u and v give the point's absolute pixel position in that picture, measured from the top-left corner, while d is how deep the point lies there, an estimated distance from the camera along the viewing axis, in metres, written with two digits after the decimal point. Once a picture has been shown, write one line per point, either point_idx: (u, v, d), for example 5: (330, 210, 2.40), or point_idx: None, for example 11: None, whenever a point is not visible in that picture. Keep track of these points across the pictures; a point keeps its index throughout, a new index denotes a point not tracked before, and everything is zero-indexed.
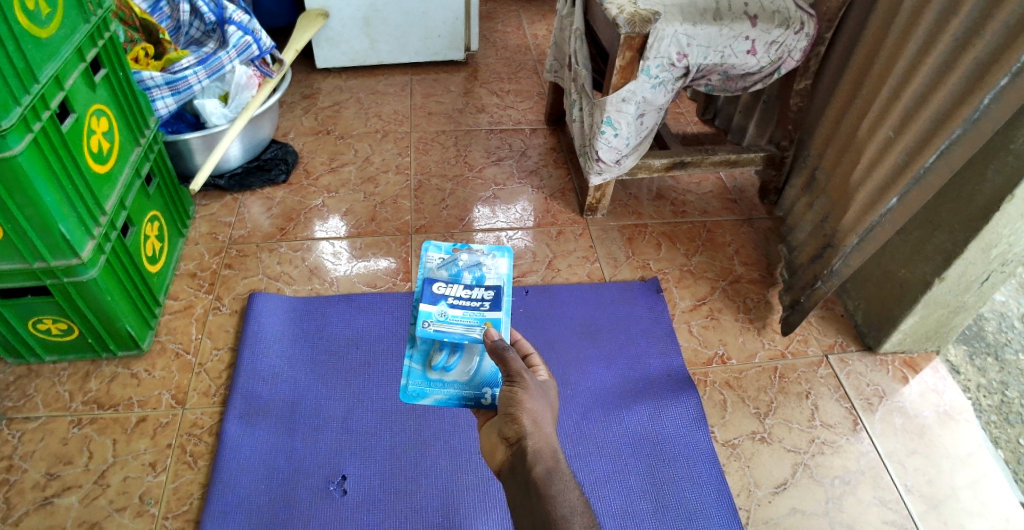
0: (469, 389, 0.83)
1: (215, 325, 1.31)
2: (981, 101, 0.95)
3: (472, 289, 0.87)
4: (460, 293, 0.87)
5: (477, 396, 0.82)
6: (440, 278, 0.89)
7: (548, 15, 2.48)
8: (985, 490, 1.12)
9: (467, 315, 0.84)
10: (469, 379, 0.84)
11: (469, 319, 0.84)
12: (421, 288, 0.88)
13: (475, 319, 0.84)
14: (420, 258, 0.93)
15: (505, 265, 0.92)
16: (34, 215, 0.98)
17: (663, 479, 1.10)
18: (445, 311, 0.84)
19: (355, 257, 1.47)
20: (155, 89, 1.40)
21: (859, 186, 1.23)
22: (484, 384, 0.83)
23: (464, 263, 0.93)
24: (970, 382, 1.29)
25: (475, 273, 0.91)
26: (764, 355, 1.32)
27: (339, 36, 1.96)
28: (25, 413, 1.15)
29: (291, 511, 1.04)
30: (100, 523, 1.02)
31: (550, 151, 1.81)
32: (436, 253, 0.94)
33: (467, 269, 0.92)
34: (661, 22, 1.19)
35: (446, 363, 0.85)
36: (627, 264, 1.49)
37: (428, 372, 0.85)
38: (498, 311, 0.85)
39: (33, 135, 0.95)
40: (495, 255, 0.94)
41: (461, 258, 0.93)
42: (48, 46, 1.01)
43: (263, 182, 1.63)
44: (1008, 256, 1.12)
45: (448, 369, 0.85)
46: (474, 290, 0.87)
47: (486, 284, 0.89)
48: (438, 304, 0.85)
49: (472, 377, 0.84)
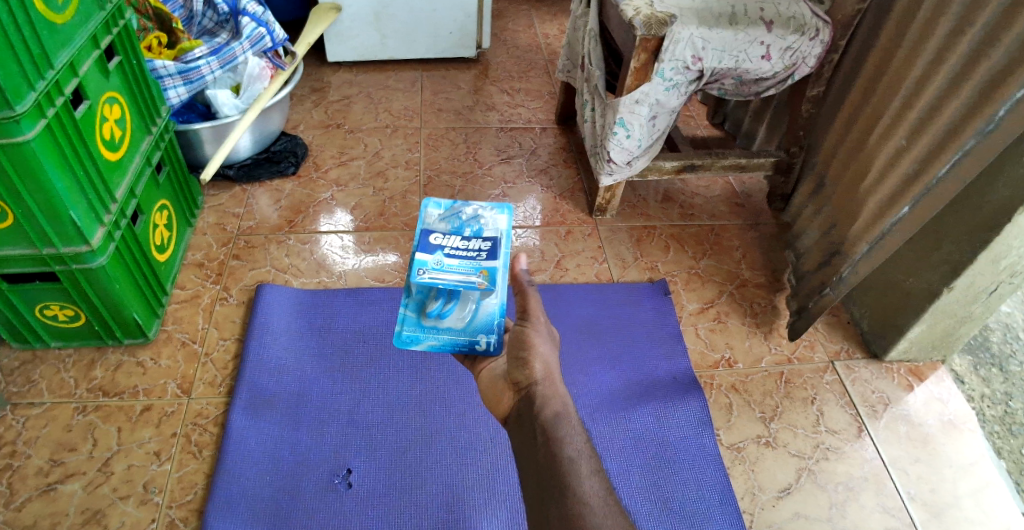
0: (465, 336, 0.83)
1: (221, 316, 1.31)
2: (995, 113, 0.96)
3: (470, 241, 0.86)
4: (457, 245, 0.86)
5: (473, 342, 0.83)
6: (438, 229, 0.88)
7: (559, 15, 2.48)
8: (988, 500, 1.12)
9: (464, 263, 0.83)
10: (464, 325, 0.84)
11: (465, 268, 0.83)
12: (417, 237, 0.87)
13: (471, 268, 0.83)
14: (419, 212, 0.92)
15: (505, 220, 0.90)
16: (44, 201, 0.98)
17: (669, 481, 1.10)
18: (441, 260, 0.83)
19: (363, 252, 1.47)
20: (167, 78, 1.39)
21: (868, 194, 1.23)
22: (479, 331, 0.83)
23: (464, 217, 0.91)
24: (974, 392, 1.29)
25: (474, 225, 0.89)
26: (770, 360, 1.32)
27: (350, 30, 1.95)
28: (29, 399, 1.15)
29: (297, 504, 1.04)
30: (103, 511, 1.02)
31: (559, 151, 1.81)
32: (436, 209, 0.92)
33: (467, 222, 0.90)
34: (677, 26, 1.19)
35: (441, 310, 0.85)
36: (635, 266, 1.49)
37: (422, 318, 0.84)
38: (495, 260, 0.84)
39: (46, 120, 0.95)
40: (496, 209, 0.92)
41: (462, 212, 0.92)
42: (63, 32, 1.00)
43: (271, 173, 1.63)
44: (1016, 267, 1.12)
45: (443, 317, 0.84)
46: (468, 240, 0.87)
47: (485, 235, 0.87)
48: (434, 254, 0.84)
49: (468, 323, 0.84)
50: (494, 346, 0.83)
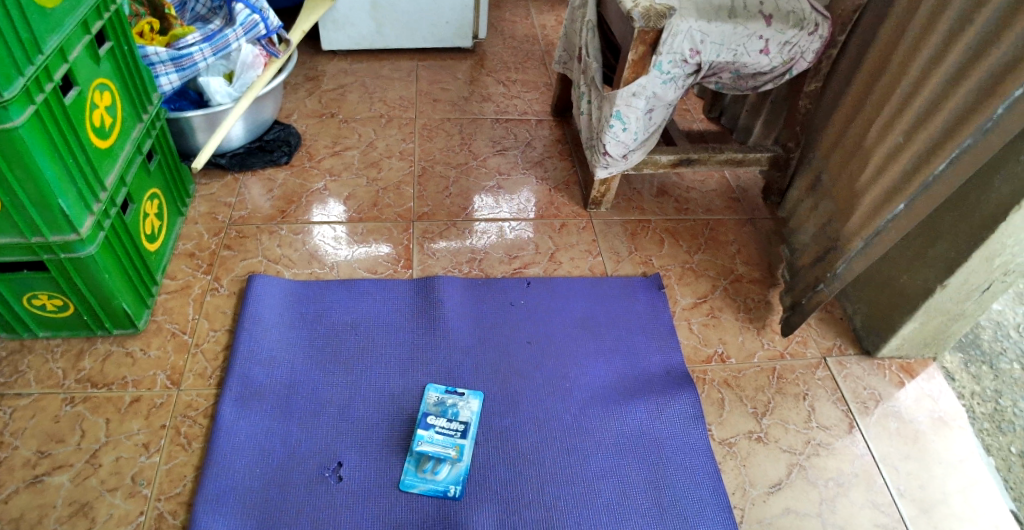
0: (440, 483, 1.05)
1: (212, 307, 1.30)
2: (994, 111, 0.95)
3: (450, 422, 1.12)
4: (443, 424, 1.11)
5: (444, 490, 1.05)
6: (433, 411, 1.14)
7: (557, 5, 2.45)
8: (976, 496, 1.13)
9: (444, 439, 1.09)
10: (440, 479, 1.06)
11: (445, 441, 1.09)
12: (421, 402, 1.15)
13: (447, 442, 1.09)
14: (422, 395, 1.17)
15: (474, 410, 1.15)
16: (33, 189, 0.97)
17: (661, 476, 1.10)
18: (431, 435, 1.10)
19: (356, 243, 1.46)
20: (159, 65, 1.37)
21: (864, 191, 1.23)
22: (449, 483, 1.06)
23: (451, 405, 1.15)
24: (965, 390, 1.30)
25: (455, 408, 1.15)
26: (763, 355, 1.32)
27: (345, 18, 1.93)
28: (17, 389, 1.14)
29: (287, 496, 1.04)
30: (91, 503, 1.02)
31: (554, 143, 1.80)
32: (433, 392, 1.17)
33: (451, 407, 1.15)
34: (676, 18, 1.18)
35: (430, 470, 1.07)
36: (629, 260, 1.49)
37: (419, 472, 1.07)
38: (465, 439, 1.10)
39: (35, 107, 0.93)
40: (471, 396, 1.17)
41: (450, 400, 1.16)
42: (53, 16, 0.99)
43: (264, 162, 1.62)
44: (1010, 265, 1.12)
45: (428, 472, 1.07)
46: (449, 422, 1.12)
47: (460, 419, 1.13)
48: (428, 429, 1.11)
49: (442, 477, 1.06)
50: (460, 493, 1.05)
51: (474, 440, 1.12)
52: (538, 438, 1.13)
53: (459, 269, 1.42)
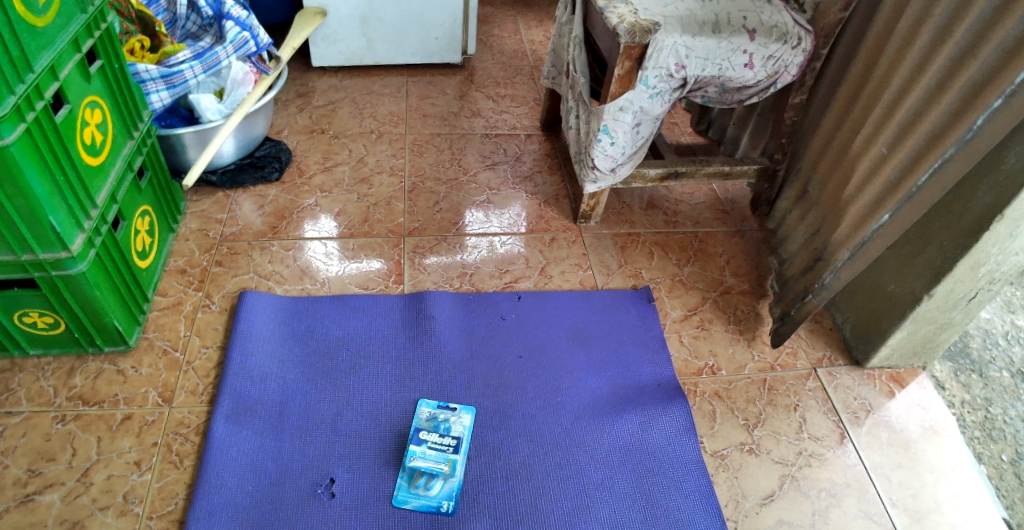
0: (433, 501, 1.05)
1: (204, 323, 1.30)
2: (974, 122, 0.97)
3: (443, 437, 1.12)
4: (435, 439, 1.11)
5: (437, 505, 1.04)
6: (425, 426, 1.14)
7: (545, 21, 2.48)
8: (967, 506, 1.13)
9: (436, 454, 1.09)
10: (433, 495, 1.06)
11: (437, 458, 1.09)
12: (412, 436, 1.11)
13: (440, 458, 1.09)
14: (415, 412, 1.16)
15: (466, 422, 1.15)
16: (22, 205, 0.97)
17: (653, 488, 1.10)
18: (424, 451, 1.09)
19: (346, 258, 1.46)
20: (149, 82, 1.38)
21: (850, 202, 1.24)
22: (442, 498, 1.05)
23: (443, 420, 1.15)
24: (955, 398, 1.31)
25: (445, 424, 1.14)
26: (754, 366, 1.33)
27: (336, 34, 1.95)
28: (7, 408, 1.13)
29: (279, 514, 1.03)
30: (83, 522, 1.01)
31: (544, 157, 1.81)
32: (427, 408, 1.17)
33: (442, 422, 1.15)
34: (661, 33, 1.19)
35: (424, 486, 1.07)
36: (619, 272, 1.50)
37: (411, 488, 1.07)
38: (458, 454, 1.10)
39: (25, 125, 0.93)
40: (462, 410, 1.17)
41: (442, 414, 1.16)
42: (44, 35, 0.99)
43: (255, 179, 1.63)
44: (995, 274, 1.14)
45: (424, 490, 1.06)
46: (442, 437, 1.12)
47: (452, 433, 1.13)
48: (420, 445, 1.11)
49: (435, 493, 1.06)
50: (453, 509, 1.04)
51: (466, 455, 1.12)
52: (530, 453, 1.13)
53: (449, 284, 1.43)
